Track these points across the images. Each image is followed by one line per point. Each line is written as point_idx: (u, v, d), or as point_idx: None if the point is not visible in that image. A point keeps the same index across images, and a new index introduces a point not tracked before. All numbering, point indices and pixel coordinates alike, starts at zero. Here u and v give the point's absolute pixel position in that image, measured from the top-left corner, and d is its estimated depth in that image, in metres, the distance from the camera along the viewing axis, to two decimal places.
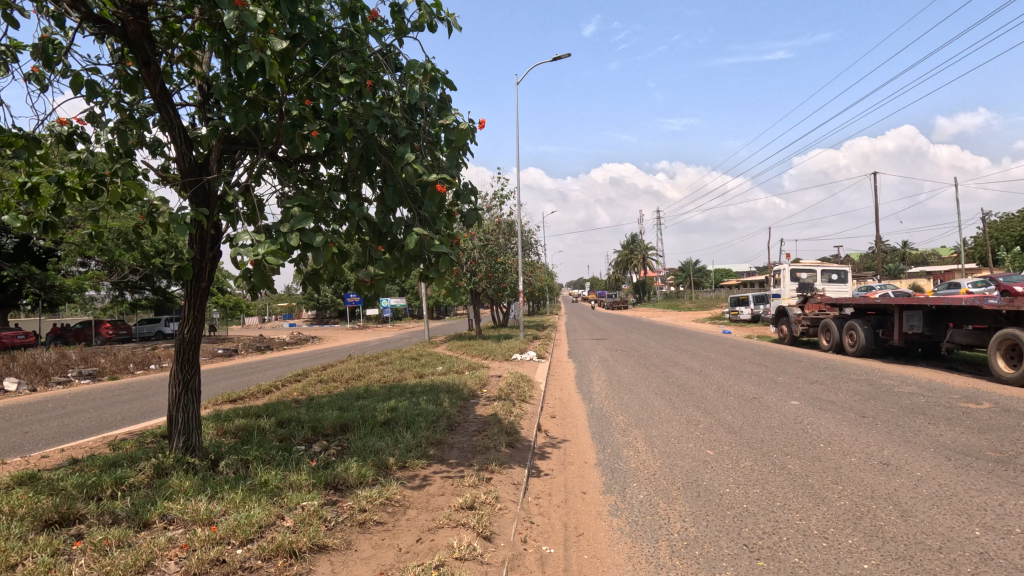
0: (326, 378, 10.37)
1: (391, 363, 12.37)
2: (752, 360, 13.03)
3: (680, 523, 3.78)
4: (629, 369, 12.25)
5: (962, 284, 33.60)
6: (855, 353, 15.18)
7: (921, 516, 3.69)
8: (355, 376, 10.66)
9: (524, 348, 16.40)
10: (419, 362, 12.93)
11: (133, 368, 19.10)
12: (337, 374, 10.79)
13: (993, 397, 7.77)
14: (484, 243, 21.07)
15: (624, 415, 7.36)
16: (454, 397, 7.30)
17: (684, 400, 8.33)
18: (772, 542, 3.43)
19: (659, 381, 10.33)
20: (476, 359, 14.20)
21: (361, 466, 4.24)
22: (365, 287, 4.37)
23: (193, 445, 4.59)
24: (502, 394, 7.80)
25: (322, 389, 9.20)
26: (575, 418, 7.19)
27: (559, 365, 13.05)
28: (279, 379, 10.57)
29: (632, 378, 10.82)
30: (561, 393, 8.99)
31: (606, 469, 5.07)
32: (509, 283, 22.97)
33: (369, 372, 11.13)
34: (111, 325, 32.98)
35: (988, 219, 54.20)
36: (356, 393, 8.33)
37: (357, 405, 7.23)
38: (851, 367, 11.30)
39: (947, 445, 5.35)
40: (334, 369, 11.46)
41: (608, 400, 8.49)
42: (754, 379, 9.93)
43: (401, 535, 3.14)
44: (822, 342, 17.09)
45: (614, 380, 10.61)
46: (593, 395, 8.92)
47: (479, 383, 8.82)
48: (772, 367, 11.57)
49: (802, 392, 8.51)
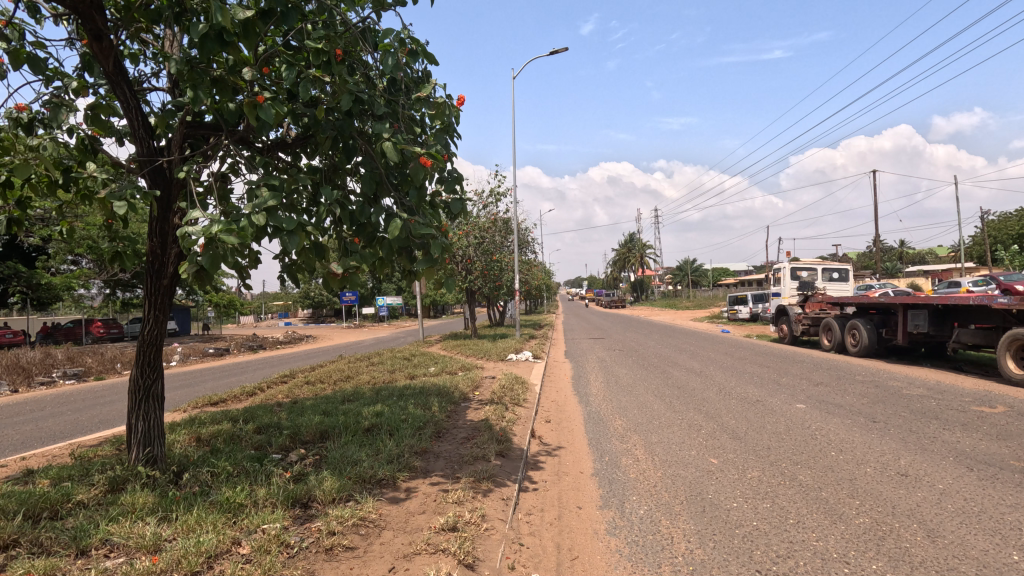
0: (313, 379, 10.01)
1: (382, 363, 12.00)
2: (753, 361, 12.71)
3: (684, 544, 3.43)
4: (627, 370, 11.92)
5: (961, 284, 33.36)
6: (857, 353, 14.89)
7: (950, 537, 3.36)
8: (344, 377, 10.29)
9: (520, 347, 16.06)
10: (412, 362, 12.57)
11: (120, 368, 18.70)
12: (325, 375, 10.42)
13: (1006, 400, 7.47)
14: (480, 240, 20.71)
15: (623, 420, 7.02)
16: (444, 400, 6.95)
17: (685, 403, 8.00)
18: (787, 567, 3.09)
19: (658, 382, 10.01)
20: (470, 359, 13.85)
21: (336, 479, 3.89)
22: (337, 278, 3.99)
23: (154, 457, 4.22)
24: (495, 397, 7.46)
25: (309, 392, 8.83)
26: (571, 423, 6.83)
27: (555, 366, 12.68)
28: (265, 380, 10.20)
29: (630, 379, 10.48)
30: (557, 396, 8.65)
31: (603, 480, 4.73)
32: (505, 281, 22.62)
33: (359, 373, 10.77)
34: (103, 325, 32.57)
35: (987, 218, 54.04)
36: (343, 395, 7.98)
37: (342, 407, 6.88)
38: (854, 368, 10.99)
39: (966, 453, 5.03)
40: (323, 370, 11.10)
41: (605, 403, 8.15)
42: (756, 381, 9.61)
43: (372, 564, 2.78)
44: (823, 341, 16.80)
45: (613, 381, 10.25)
46: (591, 398, 8.57)
47: (471, 385, 8.47)
48: (774, 368, 11.24)
49: (808, 395, 8.19)
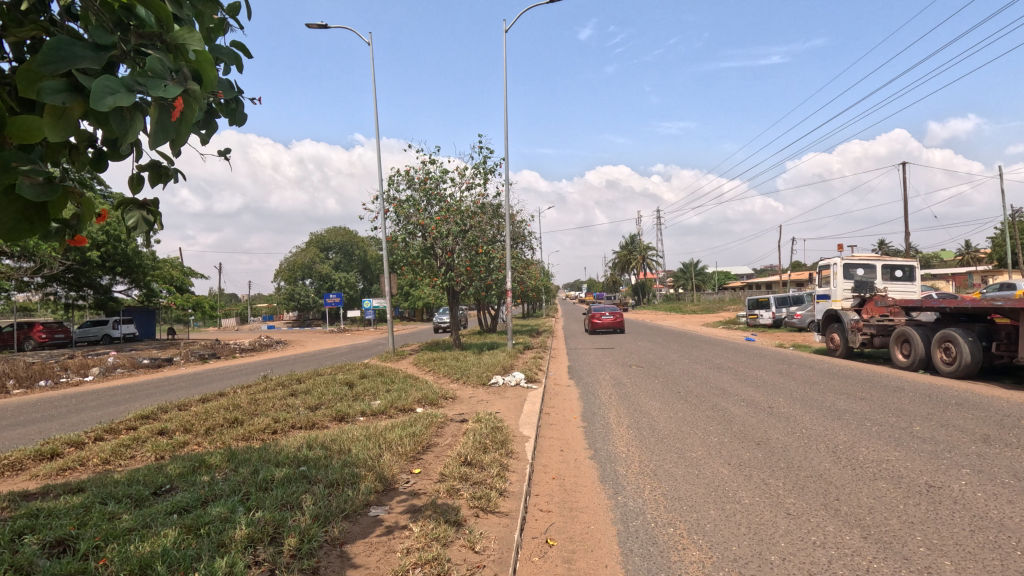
0: (179, 425, 6.37)
1: (309, 393, 8.33)
2: (834, 389, 9.08)
3: None
4: (658, 403, 8.39)
5: (1012, 284, 29.71)
6: (952, 373, 11.44)
7: None
8: (233, 422, 6.62)
9: (510, 363, 12.51)
10: (355, 388, 8.99)
11: (12, 388, 14.87)
12: (205, 416, 6.77)
13: None
14: (464, 229, 17.08)
15: (697, 548, 3.43)
16: (326, 512, 3.34)
17: (798, 492, 4.34)
18: None
19: (723, 431, 6.39)
20: (441, 382, 10.27)
21: None
22: None
23: None
24: (440, 488, 3.89)
25: (139, 460, 5.17)
26: (598, 562, 3.23)
27: (557, 396, 9.08)
28: (109, 424, 6.57)
29: (673, 425, 6.84)
30: (561, 467, 5.10)
31: None
32: (496, 280, 19.04)
33: (262, 411, 7.15)
34: (45, 329, 29.13)
35: (1017, 218, 50.55)
36: (167, 477, 4.31)
37: (104, 529, 3.22)
38: (1001, 405, 7.40)
39: None
40: (214, 403, 7.48)
41: (646, 488, 4.58)
42: (879, 434, 6.02)
43: None
44: (897, 356, 13.28)
45: (648, 430, 6.60)
46: (622, 475, 4.92)
47: (412, 448, 4.85)
48: (880, 405, 7.66)
49: (1005, 472, 4.61)
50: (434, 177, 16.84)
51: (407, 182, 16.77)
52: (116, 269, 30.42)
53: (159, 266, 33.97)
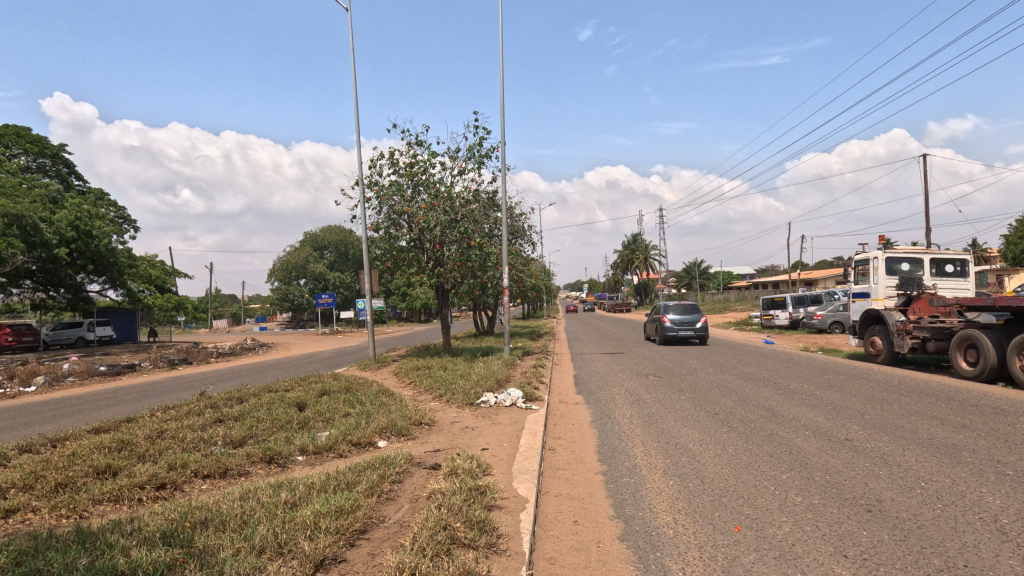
0: (19, 478, 4.36)
1: (240, 421, 6.34)
2: (918, 412, 7.10)
3: None
4: (695, 431, 6.43)
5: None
6: None
7: None
8: (102, 474, 4.59)
9: (507, 373, 10.54)
10: (307, 412, 6.99)
11: None
12: (69, 462, 4.76)
13: None
14: (456, 218, 15.09)
15: None
16: None
17: None
18: None
19: (806, 487, 4.40)
20: (419, 401, 8.32)
21: None
22: None
23: None
24: None
25: None
26: None
27: (564, 421, 7.12)
28: None
29: (729, 471, 4.87)
30: (579, 567, 3.13)
31: None
32: (491, 278, 17.08)
33: (160, 450, 5.18)
34: (12, 331, 27.20)
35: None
36: None
37: None
38: None
39: None
40: (100, 437, 5.49)
41: None
42: None
43: None
44: (961, 365, 11.34)
45: (697, 481, 4.64)
46: None
47: (329, 544, 2.89)
48: (996, 437, 5.70)
49: None
50: (421, 161, 14.90)
51: (390, 166, 14.82)
52: (88, 267, 28.41)
53: (137, 263, 32.03)
